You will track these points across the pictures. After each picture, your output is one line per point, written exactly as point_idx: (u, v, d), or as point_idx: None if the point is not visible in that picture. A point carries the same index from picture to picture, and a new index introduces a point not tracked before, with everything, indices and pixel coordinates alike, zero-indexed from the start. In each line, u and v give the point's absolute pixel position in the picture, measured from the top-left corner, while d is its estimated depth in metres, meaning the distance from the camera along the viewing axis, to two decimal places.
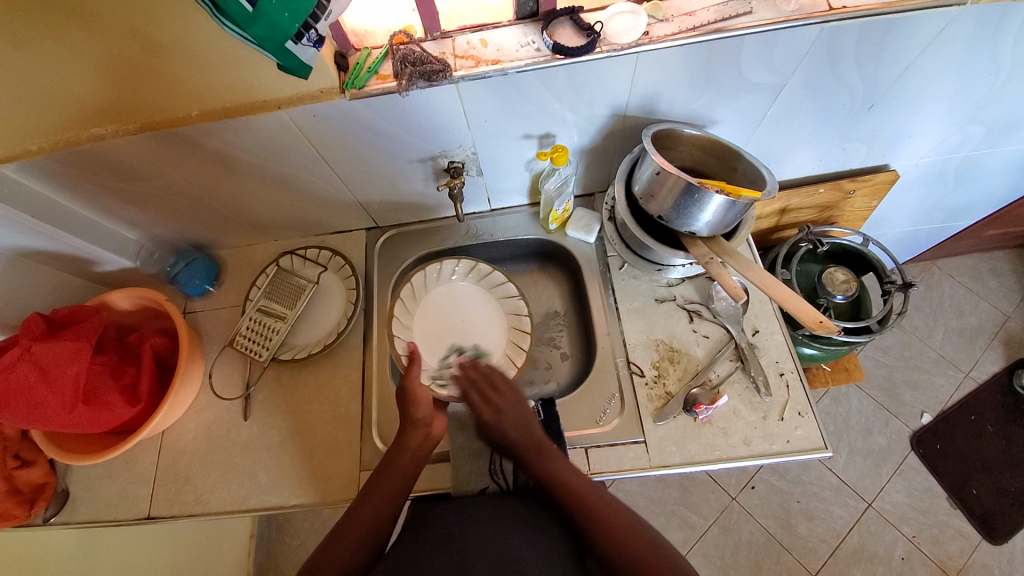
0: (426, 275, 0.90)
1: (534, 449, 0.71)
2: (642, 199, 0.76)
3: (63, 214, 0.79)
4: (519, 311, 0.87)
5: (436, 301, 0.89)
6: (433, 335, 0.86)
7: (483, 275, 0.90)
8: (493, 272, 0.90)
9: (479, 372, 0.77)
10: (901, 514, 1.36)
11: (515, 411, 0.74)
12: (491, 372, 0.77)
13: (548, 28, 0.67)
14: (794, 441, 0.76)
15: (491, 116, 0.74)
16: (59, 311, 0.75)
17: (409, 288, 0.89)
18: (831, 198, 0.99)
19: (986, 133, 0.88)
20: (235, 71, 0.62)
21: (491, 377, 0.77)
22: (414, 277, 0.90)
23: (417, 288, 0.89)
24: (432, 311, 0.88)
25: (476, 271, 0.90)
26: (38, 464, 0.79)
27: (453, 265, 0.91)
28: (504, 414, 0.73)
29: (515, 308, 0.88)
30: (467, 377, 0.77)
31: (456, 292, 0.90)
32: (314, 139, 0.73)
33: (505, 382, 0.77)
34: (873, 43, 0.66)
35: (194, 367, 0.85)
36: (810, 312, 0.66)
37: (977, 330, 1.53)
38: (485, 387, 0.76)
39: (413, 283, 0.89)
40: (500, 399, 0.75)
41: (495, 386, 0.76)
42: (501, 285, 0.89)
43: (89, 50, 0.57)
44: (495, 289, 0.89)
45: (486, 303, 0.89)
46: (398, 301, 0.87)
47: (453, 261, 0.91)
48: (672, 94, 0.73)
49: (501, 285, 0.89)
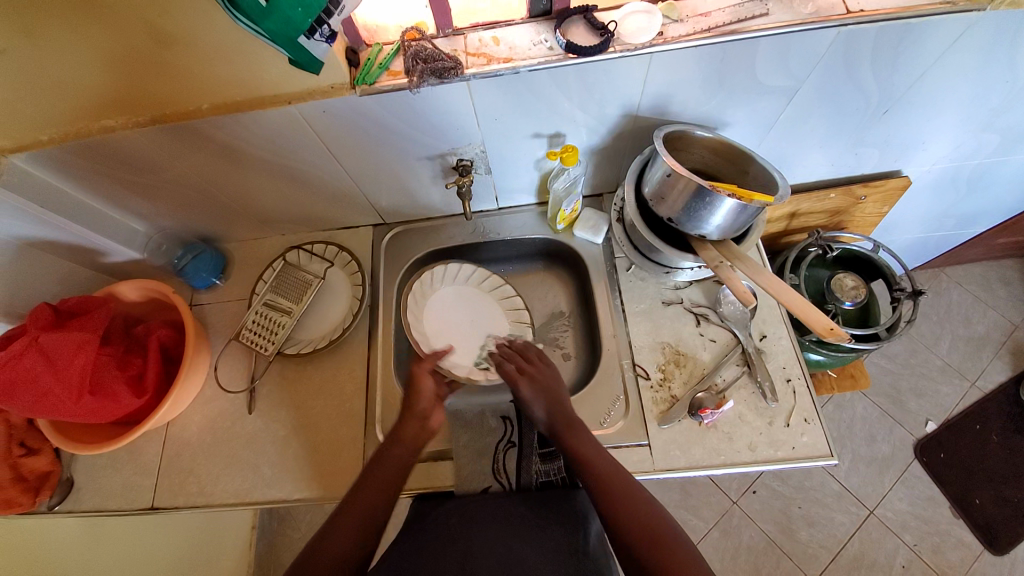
0: (456, 274, 0.91)
1: (563, 422, 0.72)
2: (653, 202, 0.75)
3: (71, 205, 0.79)
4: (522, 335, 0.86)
5: (456, 298, 0.89)
6: (443, 324, 0.87)
7: (500, 291, 0.90)
8: (512, 292, 0.90)
9: (516, 348, 0.80)
10: (903, 522, 1.35)
11: (549, 379, 0.76)
12: (526, 347, 0.80)
13: (560, 27, 0.67)
14: (798, 448, 0.76)
15: (503, 114, 0.73)
16: (67, 300, 0.76)
17: (439, 274, 0.90)
18: (842, 203, 0.98)
19: (1000, 141, 0.86)
20: (244, 65, 0.62)
21: (525, 351, 0.80)
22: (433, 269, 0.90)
23: (445, 281, 0.90)
24: (447, 304, 0.89)
25: (494, 284, 0.90)
26: (44, 453, 0.80)
27: (483, 275, 0.91)
28: (540, 380, 0.75)
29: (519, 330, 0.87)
30: (504, 352, 0.79)
31: (476, 298, 0.90)
32: (323, 134, 0.73)
33: (537, 355, 0.79)
34: (889, 47, 0.66)
35: (199, 360, 0.85)
36: (820, 319, 0.66)
37: (984, 340, 1.51)
38: (520, 360, 0.78)
39: (447, 267, 0.91)
40: (535, 369, 0.77)
41: (530, 359, 0.79)
42: (517, 311, 0.89)
43: (100, 42, 0.57)
44: (510, 310, 0.89)
45: (497, 318, 0.88)
46: (421, 275, 0.89)
47: (487, 273, 0.91)
48: (685, 95, 0.72)
49: (516, 307, 0.89)
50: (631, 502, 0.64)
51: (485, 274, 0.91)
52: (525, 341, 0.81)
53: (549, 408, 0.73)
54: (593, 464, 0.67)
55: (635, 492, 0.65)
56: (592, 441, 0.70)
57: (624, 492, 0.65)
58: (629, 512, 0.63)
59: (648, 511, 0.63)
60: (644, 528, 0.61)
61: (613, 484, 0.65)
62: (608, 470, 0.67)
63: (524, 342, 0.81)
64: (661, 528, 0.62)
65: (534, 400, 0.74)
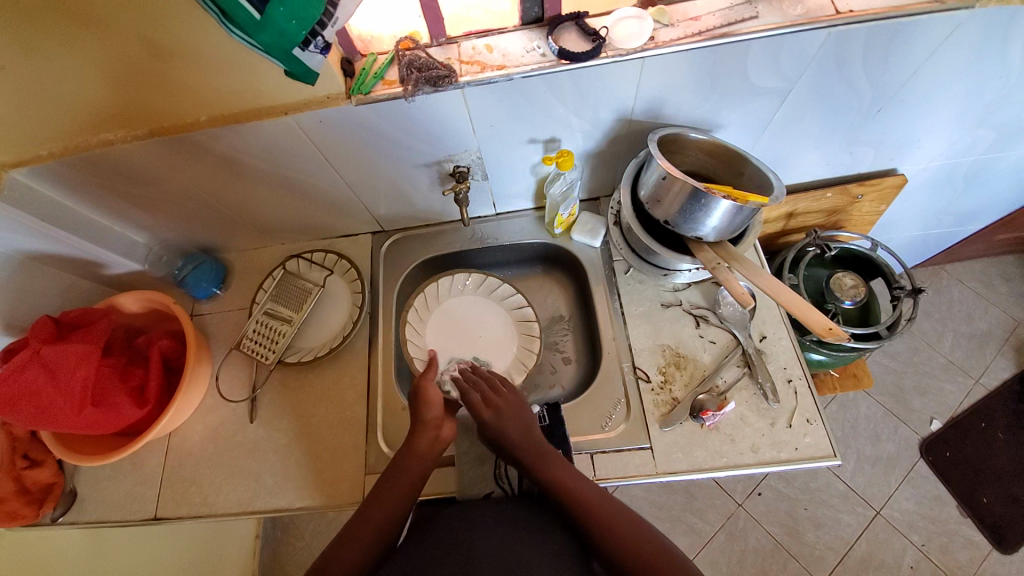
0: (483, 283, 0.92)
1: (536, 449, 0.71)
2: (649, 205, 0.76)
3: (73, 218, 0.80)
4: (531, 336, 0.88)
5: (478, 306, 0.91)
6: (450, 329, 0.88)
7: (503, 294, 0.91)
8: (516, 294, 0.90)
9: (481, 377, 0.79)
10: (910, 522, 1.34)
11: (516, 410, 0.75)
12: (492, 377, 0.79)
13: (553, 34, 0.67)
14: (801, 449, 0.76)
15: (498, 120, 0.74)
16: (69, 313, 0.76)
17: (464, 278, 0.92)
18: (839, 202, 0.98)
19: (995, 138, 0.87)
20: (241, 77, 0.63)
21: (491, 380, 0.79)
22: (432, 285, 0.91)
23: (462, 289, 0.91)
24: (467, 309, 0.90)
25: (498, 289, 0.91)
26: (48, 465, 0.80)
27: (507, 290, 0.91)
28: (507, 411, 0.74)
29: (528, 332, 0.88)
30: (469, 379, 0.78)
31: (496, 310, 0.90)
32: (321, 143, 0.74)
33: (503, 385, 0.78)
34: (880, 47, 0.66)
35: (200, 370, 0.85)
36: (819, 320, 0.66)
37: (987, 336, 1.51)
38: (485, 389, 0.77)
39: (452, 279, 0.92)
40: (500, 400, 0.76)
41: (494, 388, 0.77)
42: (530, 337, 0.88)
43: (98, 57, 0.57)
44: (522, 326, 0.89)
45: (503, 323, 0.89)
46: (443, 279, 0.91)
47: (498, 281, 0.91)
48: (678, 98, 0.73)
49: (521, 309, 0.90)
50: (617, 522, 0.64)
51: (489, 279, 0.92)
52: (491, 371, 0.80)
53: (517, 438, 0.72)
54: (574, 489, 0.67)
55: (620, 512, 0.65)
56: (565, 465, 0.70)
57: (609, 511, 0.65)
58: (620, 532, 0.63)
59: (636, 530, 0.63)
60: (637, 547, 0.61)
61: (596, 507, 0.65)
62: (589, 493, 0.67)
63: (489, 372, 0.80)
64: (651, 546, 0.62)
65: (501, 428, 0.73)
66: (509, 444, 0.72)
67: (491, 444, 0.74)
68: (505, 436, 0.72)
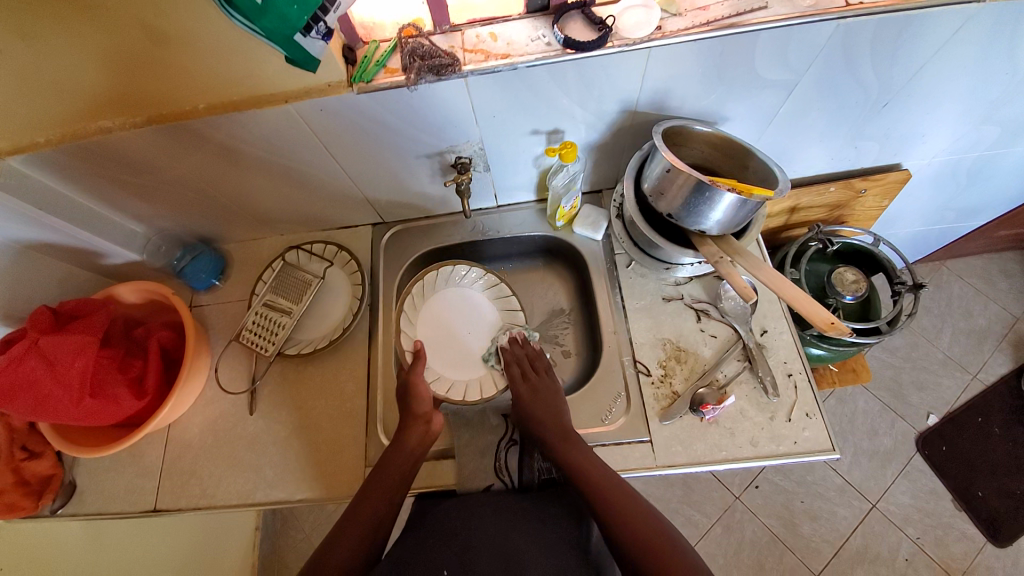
0: (483, 279, 0.90)
1: (558, 432, 0.72)
2: (652, 197, 0.75)
3: (69, 207, 0.79)
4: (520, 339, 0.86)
5: (473, 303, 0.89)
6: (443, 322, 0.87)
7: (497, 294, 0.89)
8: (510, 295, 0.89)
9: (526, 353, 0.84)
10: (906, 516, 1.35)
11: (549, 391, 0.77)
12: (535, 355, 0.84)
13: (559, 22, 0.66)
14: (801, 442, 0.76)
15: (501, 110, 0.73)
16: (66, 303, 0.75)
17: (464, 270, 0.91)
18: (842, 197, 0.98)
19: (1000, 134, 0.86)
20: (242, 64, 0.62)
21: (534, 359, 0.83)
22: (437, 270, 0.90)
23: (456, 282, 0.90)
24: (461, 303, 0.89)
25: (494, 287, 0.90)
26: (46, 456, 0.79)
27: (505, 291, 0.89)
28: (540, 392, 0.77)
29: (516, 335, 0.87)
30: (513, 354, 0.83)
31: (489, 310, 0.89)
32: (321, 132, 0.73)
33: (545, 366, 0.83)
34: (890, 39, 0.65)
35: (199, 361, 0.85)
36: (821, 313, 0.66)
37: (985, 332, 1.51)
38: (526, 367, 0.82)
39: (452, 270, 0.90)
40: (538, 379, 0.80)
41: (535, 369, 0.82)
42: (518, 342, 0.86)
43: (95, 42, 0.56)
44: (510, 328, 0.87)
45: (493, 322, 0.88)
46: (448, 266, 0.90)
47: (495, 280, 0.90)
48: (684, 90, 0.72)
49: (513, 310, 0.88)
50: (632, 513, 0.64)
51: (485, 276, 0.90)
52: (537, 349, 0.85)
53: (542, 417, 0.74)
54: (597, 480, 0.67)
55: (630, 496, 0.66)
56: (585, 450, 0.71)
57: (620, 495, 0.66)
58: (639, 530, 0.63)
59: (646, 521, 0.64)
60: (658, 550, 0.61)
61: (613, 500, 0.65)
62: (600, 476, 0.68)
63: (535, 349, 0.85)
64: (656, 534, 0.63)
65: (530, 407, 0.75)
66: (536, 423, 0.74)
67: (518, 421, 0.77)
68: (532, 417, 0.74)
